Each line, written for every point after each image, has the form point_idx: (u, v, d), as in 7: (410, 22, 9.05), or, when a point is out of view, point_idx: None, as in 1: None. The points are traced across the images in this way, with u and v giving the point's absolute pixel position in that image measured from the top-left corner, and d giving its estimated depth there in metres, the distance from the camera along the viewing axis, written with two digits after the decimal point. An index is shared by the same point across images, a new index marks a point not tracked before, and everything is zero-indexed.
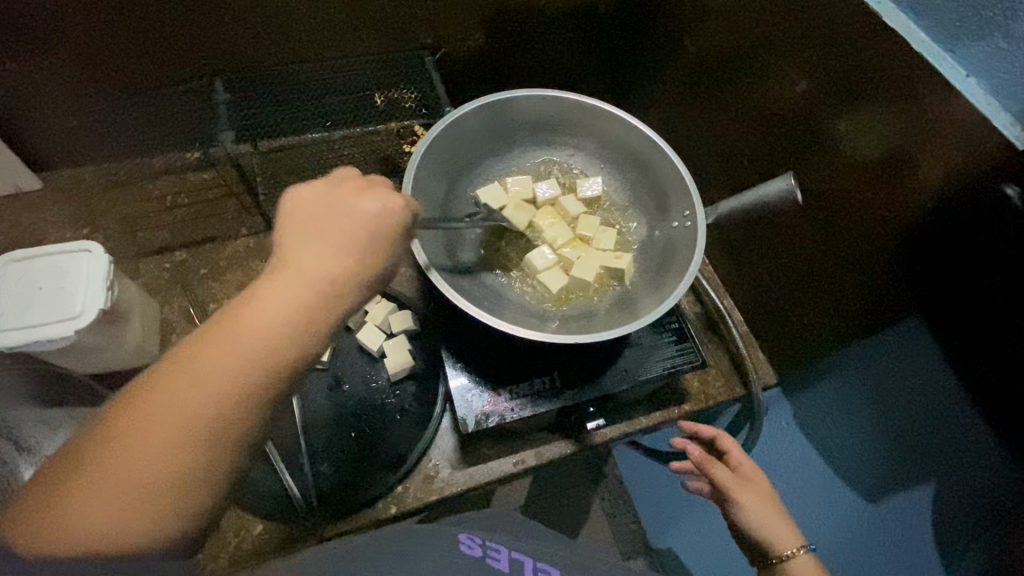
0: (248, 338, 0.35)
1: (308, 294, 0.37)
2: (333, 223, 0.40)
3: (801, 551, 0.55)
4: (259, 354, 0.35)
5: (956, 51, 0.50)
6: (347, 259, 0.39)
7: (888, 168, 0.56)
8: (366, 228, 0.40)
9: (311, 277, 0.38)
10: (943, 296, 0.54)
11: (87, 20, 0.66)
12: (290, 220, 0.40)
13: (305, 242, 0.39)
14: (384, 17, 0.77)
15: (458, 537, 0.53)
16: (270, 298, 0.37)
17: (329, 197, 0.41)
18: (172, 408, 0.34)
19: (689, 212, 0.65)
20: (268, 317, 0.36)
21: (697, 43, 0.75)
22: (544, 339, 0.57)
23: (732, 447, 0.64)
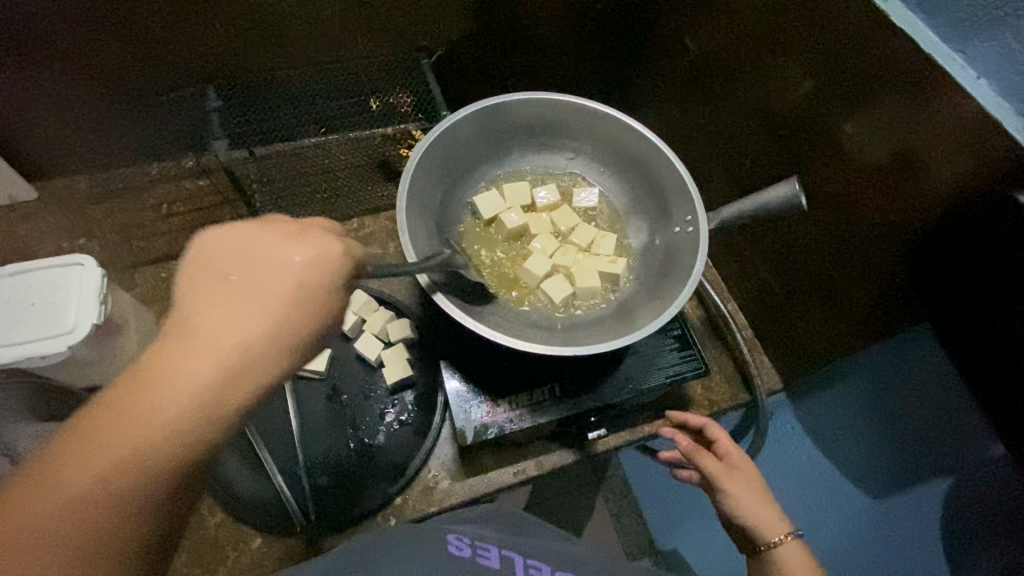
0: (174, 390, 0.31)
1: (239, 341, 0.34)
2: (265, 269, 0.36)
3: (788, 537, 0.53)
4: (188, 406, 0.32)
5: (966, 52, 0.48)
6: (284, 306, 0.35)
7: (896, 172, 0.55)
8: (299, 275, 0.36)
9: (245, 326, 0.34)
10: (952, 305, 0.52)
11: (77, 30, 0.65)
12: (211, 268, 0.36)
13: (223, 289, 0.35)
14: (378, 22, 0.76)
15: (445, 538, 0.46)
16: (197, 348, 0.33)
17: (260, 241, 0.37)
18: (87, 465, 0.29)
19: (691, 217, 0.64)
20: (195, 364, 0.32)
21: (698, 43, 0.73)
22: (545, 350, 0.56)
23: (721, 435, 0.62)
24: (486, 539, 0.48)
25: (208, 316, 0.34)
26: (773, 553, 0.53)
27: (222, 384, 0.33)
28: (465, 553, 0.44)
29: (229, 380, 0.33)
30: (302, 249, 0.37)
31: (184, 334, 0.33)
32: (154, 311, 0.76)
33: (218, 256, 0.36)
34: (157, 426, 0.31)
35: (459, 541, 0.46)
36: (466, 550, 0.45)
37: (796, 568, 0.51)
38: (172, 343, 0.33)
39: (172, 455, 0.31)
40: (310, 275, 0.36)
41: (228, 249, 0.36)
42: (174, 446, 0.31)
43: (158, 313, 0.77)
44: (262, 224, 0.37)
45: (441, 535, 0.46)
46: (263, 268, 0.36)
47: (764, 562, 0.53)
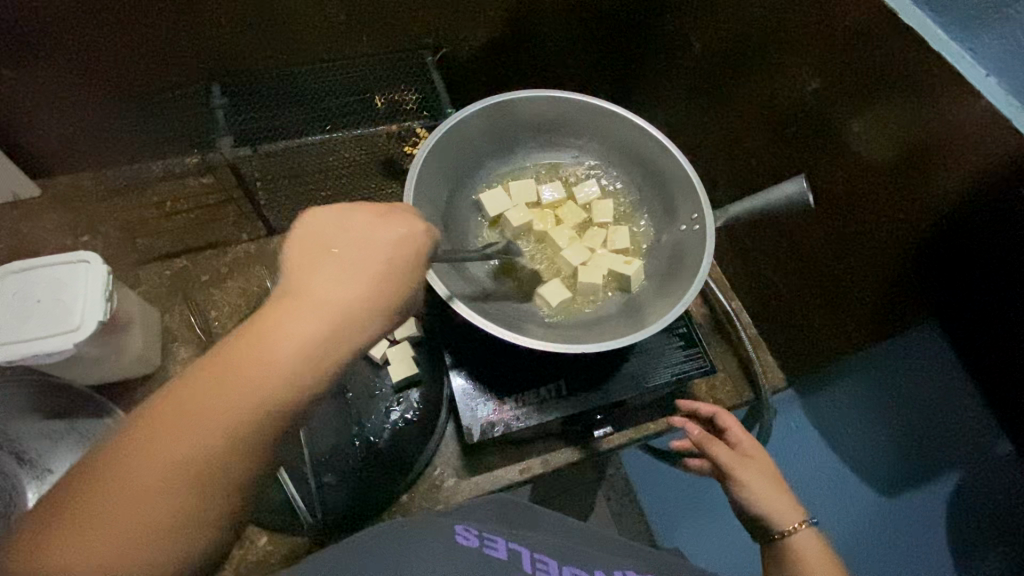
0: (273, 357, 0.33)
1: (334, 312, 0.36)
2: (353, 248, 0.39)
3: (802, 525, 0.53)
4: (286, 372, 0.33)
5: (976, 49, 0.49)
6: (370, 282, 0.38)
7: (903, 170, 0.55)
8: (388, 253, 0.39)
9: (335, 298, 0.36)
10: (960, 303, 0.52)
11: (82, 27, 0.65)
12: (309, 245, 0.39)
13: (317, 263, 0.37)
14: (383, 18, 0.76)
15: (453, 529, 0.45)
16: (292, 318, 0.34)
17: (345, 223, 0.40)
18: (193, 423, 0.31)
19: (698, 214, 0.64)
20: (293, 332, 0.34)
21: (703, 40, 0.73)
22: (552, 347, 0.56)
23: (732, 425, 0.62)
24: (493, 532, 0.48)
25: (306, 288, 0.36)
26: (788, 541, 0.52)
27: (316, 354, 0.34)
28: (473, 543, 0.44)
29: (323, 351, 0.34)
30: (390, 232, 0.40)
31: (282, 305, 0.35)
32: (158, 308, 0.76)
33: (317, 235, 0.39)
34: (256, 390, 0.32)
35: (466, 533, 0.46)
36: (473, 540, 0.44)
37: (812, 557, 0.51)
38: (273, 312, 0.35)
39: (267, 418, 0.32)
40: (395, 254, 0.39)
41: (324, 229, 0.39)
42: (269, 411, 0.32)
43: (162, 310, 0.77)
44: (348, 210, 0.40)
45: (448, 526, 0.46)
46: (351, 247, 0.39)
47: (777, 551, 0.53)
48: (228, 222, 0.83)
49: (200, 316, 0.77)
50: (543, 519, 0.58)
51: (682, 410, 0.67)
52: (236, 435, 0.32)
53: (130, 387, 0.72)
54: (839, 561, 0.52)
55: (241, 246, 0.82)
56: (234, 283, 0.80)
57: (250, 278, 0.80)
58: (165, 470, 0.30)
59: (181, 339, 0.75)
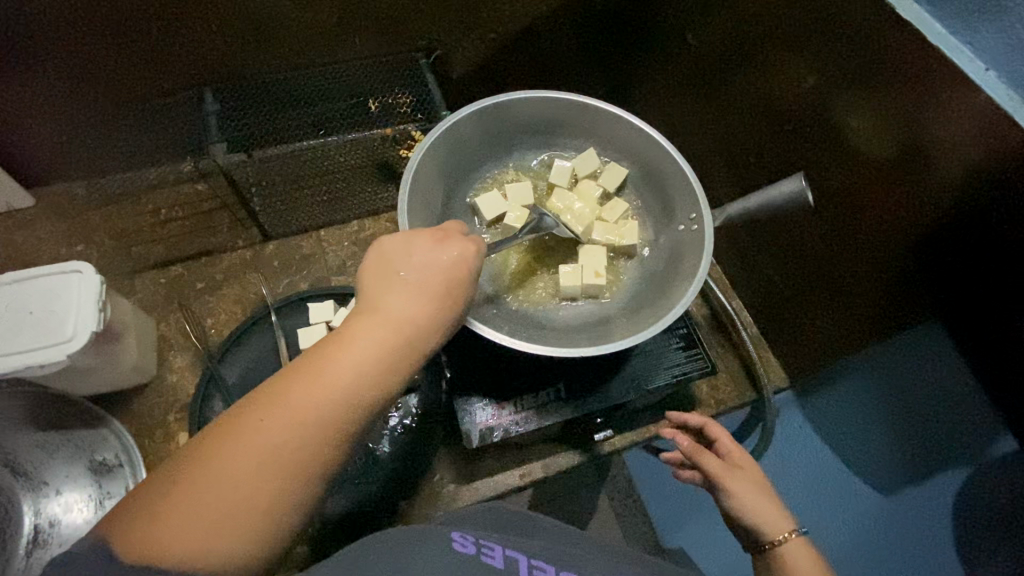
0: (342, 373, 0.36)
1: (399, 329, 0.39)
2: (417, 268, 0.42)
3: (793, 535, 0.52)
4: (355, 389, 0.36)
5: (974, 43, 0.48)
6: (432, 299, 0.41)
7: (902, 166, 0.54)
8: (448, 274, 0.43)
9: (400, 315, 0.40)
10: (963, 301, 0.52)
11: (70, 35, 0.64)
12: (380, 267, 0.42)
13: (386, 281, 0.41)
14: (374, 20, 0.75)
15: (449, 535, 0.44)
16: (363, 333, 0.38)
17: (413, 244, 0.43)
18: (271, 438, 0.33)
19: (696, 215, 0.63)
20: (364, 349, 0.37)
21: (699, 38, 0.72)
22: (551, 352, 0.55)
23: (721, 435, 0.62)
24: (490, 539, 0.47)
25: (376, 305, 0.40)
26: (778, 551, 0.52)
27: (388, 367, 0.37)
28: (470, 551, 0.43)
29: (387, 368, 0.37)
30: (445, 253, 0.43)
31: (352, 324, 0.38)
32: (154, 317, 0.76)
33: (385, 257, 0.43)
34: (326, 404, 0.35)
35: (464, 540, 0.45)
36: (470, 548, 0.43)
37: (800, 567, 0.50)
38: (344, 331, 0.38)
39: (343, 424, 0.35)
40: (452, 276, 0.43)
41: (396, 249, 0.43)
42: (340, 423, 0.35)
43: (158, 319, 0.76)
44: (413, 235, 0.44)
45: (444, 533, 0.45)
46: (417, 265, 0.42)
47: (768, 562, 0.52)
48: (224, 229, 0.83)
49: (195, 324, 0.76)
50: (540, 527, 0.56)
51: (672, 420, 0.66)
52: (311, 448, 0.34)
53: (127, 396, 0.72)
54: (828, 566, 0.51)
55: (237, 253, 0.81)
56: (230, 290, 0.79)
57: (247, 284, 0.80)
58: (246, 481, 0.32)
59: (177, 347, 0.75)
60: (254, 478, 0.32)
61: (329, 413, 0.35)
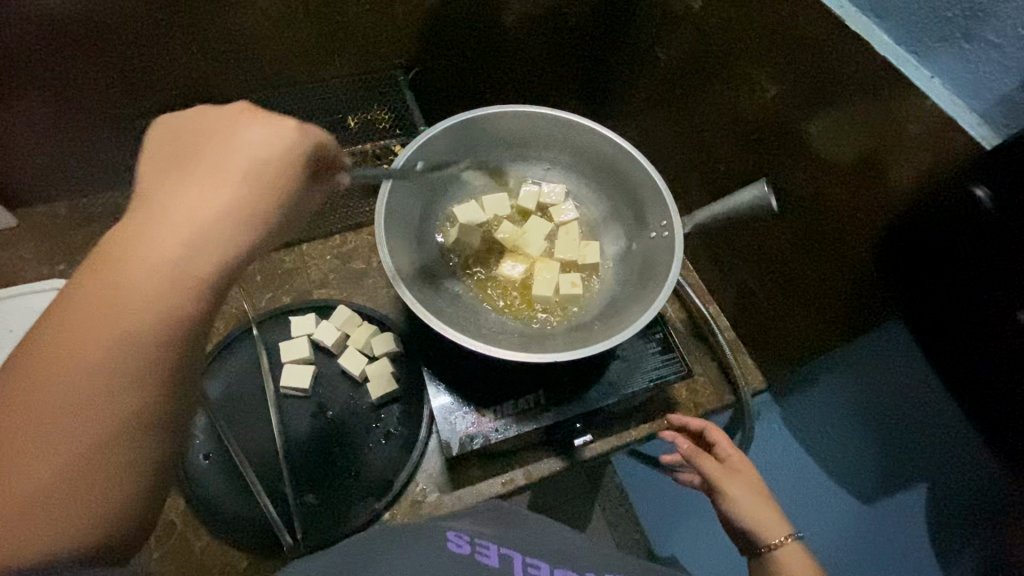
0: (125, 283, 0.29)
1: (203, 215, 0.32)
2: (213, 148, 0.35)
3: (788, 539, 0.53)
4: (154, 290, 0.30)
5: (920, 53, 0.51)
6: (239, 173, 0.34)
7: (861, 171, 0.56)
8: (248, 145, 0.35)
9: (192, 202, 0.33)
10: (920, 300, 0.53)
11: (53, 58, 0.66)
12: (162, 164, 0.35)
13: (170, 174, 0.34)
14: (352, 40, 0.77)
15: (444, 536, 0.45)
16: (144, 231, 0.31)
17: (200, 127, 0.36)
18: (55, 392, 0.27)
19: (666, 222, 0.65)
20: (150, 247, 0.30)
21: (667, 52, 0.75)
22: (526, 358, 0.56)
23: (721, 439, 0.63)
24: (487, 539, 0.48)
25: (156, 192, 0.33)
26: (772, 554, 0.52)
27: (193, 251, 0.31)
28: (465, 551, 0.44)
29: (188, 257, 0.31)
30: (241, 131, 0.36)
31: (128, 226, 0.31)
32: None
33: (173, 152, 0.35)
34: (113, 321, 0.29)
35: (459, 540, 0.45)
36: (464, 548, 0.44)
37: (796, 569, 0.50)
38: (122, 233, 0.31)
39: (137, 349, 0.29)
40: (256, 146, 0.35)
41: (179, 135, 0.36)
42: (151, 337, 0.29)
43: None
44: (208, 112, 0.37)
45: (440, 533, 0.46)
46: (214, 144, 0.35)
47: (762, 565, 0.53)
48: None
49: None
50: (530, 527, 0.57)
51: (673, 425, 0.67)
52: (113, 384, 0.28)
53: None
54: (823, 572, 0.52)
55: None
56: None
57: None
58: (26, 453, 0.26)
59: None
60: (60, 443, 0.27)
61: (118, 334, 0.29)
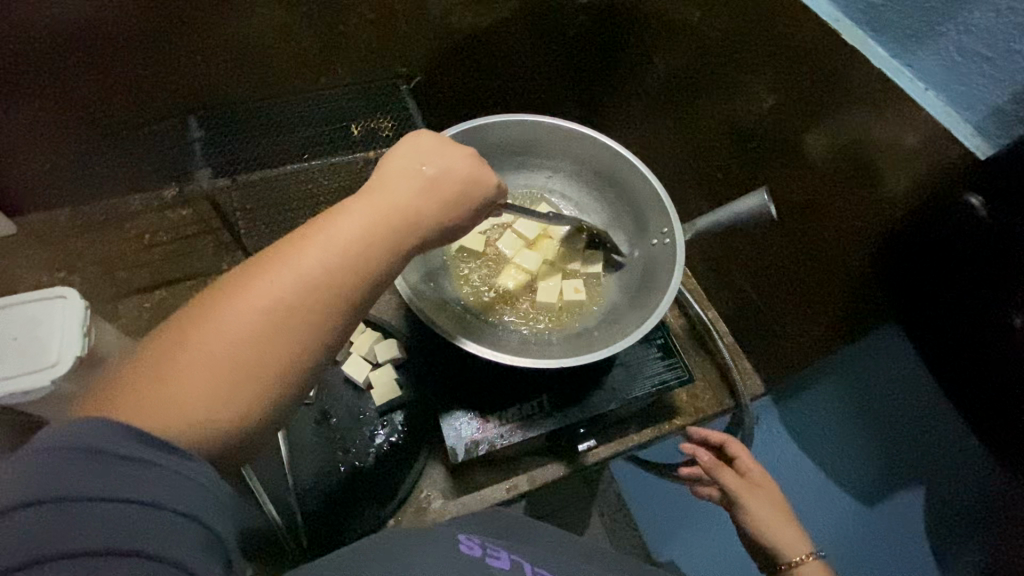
0: (331, 245, 0.35)
1: (399, 216, 0.39)
2: (434, 165, 0.43)
3: (809, 557, 0.55)
4: (348, 259, 0.35)
5: (913, 65, 0.52)
6: (436, 196, 0.41)
7: (856, 179, 0.57)
8: (459, 185, 0.43)
9: (393, 203, 0.39)
10: (915, 305, 0.55)
11: (57, 65, 0.66)
12: (398, 160, 0.42)
13: (401, 172, 0.41)
14: (355, 47, 0.78)
15: (456, 537, 0.44)
16: (361, 207, 0.38)
17: (439, 145, 0.44)
18: (250, 307, 0.32)
19: (667, 229, 0.66)
20: (357, 223, 0.37)
21: (665, 62, 0.76)
22: (531, 364, 0.57)
23: (742, 452, 0.61)
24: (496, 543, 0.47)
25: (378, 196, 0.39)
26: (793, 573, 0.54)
27: (383, 241, 0.37)
28: (476, 553, 0.43)
29: (374, 242, 0.37)
30: (449, 163, 0.43)
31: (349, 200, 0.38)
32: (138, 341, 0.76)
33: (409, 151, 0.43)
34: (310, 268, 0.34)
35: (470, 542, 0.45)
36: (476, 550, 0.43)
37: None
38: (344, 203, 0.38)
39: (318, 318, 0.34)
40: (463, 190, 0.43)
41: (425, 145, 0.44)
42: (328, 295, 0.34)
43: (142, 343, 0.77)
44: (430, 145, 0.44)
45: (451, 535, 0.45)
46: (434, 165, 0.43)
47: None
48: (209, 253, 0.84)
49: None
50: (534, 534, 0.57)
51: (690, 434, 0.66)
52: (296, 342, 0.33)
53: None
54: None
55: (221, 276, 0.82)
56: None
57: None
58: (221, 388, 0.30)
59: None
60: (241, 348, 0.31)
61: (309, 281, 0.34)
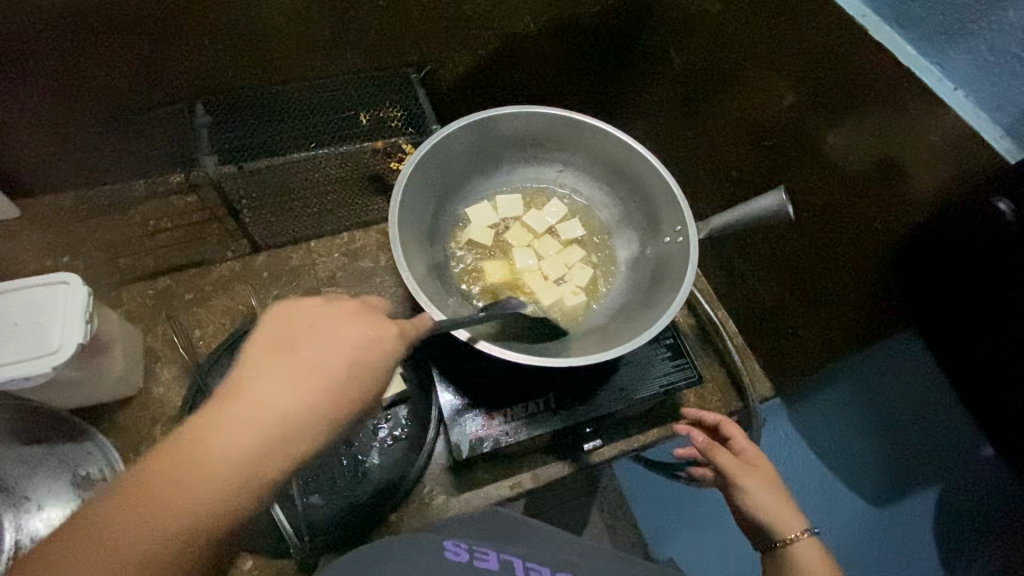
0: (189, 489, 0.30)
1: (259, 446, 0.32)
2: (316, 345, 0.35)
3: (805, 533, 0.53)
4: (206, 512, 0.30)
5: (943, 64, 0.51)
6: (320, 394, 0.34)
7: (878, 181, 0.56)
8: (344, 356, 0.35)
9: (234, 455, 0.31)
10: (932, 311, 0.54)
11: (64, 47, 0.65)
12: (263, 331, 0.35)
13: (259, 382, 0.33)
14: (365, 35, 0.76)
15: (441, 545, 0.44)
16: (227, 439, 0.31)
17: (307, 328, 0.35)
18: None
19: (681, 227, 0.65)
20: (247, 434, 0.32)
21: (682, 56, 0.75)
22: (539, 362, 0.56)
23: (737, 434, 0.62)
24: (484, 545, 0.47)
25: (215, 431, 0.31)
26: (787, 550, 0.52)
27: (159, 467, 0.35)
28: (462, 558, 0.43)
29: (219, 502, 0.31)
30: (355, 329, 0.36)
31: (256, 379, 0.33)
32: (141, 328, 0.75)
33: (294, 326, 0.35)
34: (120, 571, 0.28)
35: (456, 548, 0.45)
36: (463, 555, 0.43)
37: (810, 562, 0.51)
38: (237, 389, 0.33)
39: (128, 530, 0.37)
40: (345, 363, 0.35)
41: (287, 322, 0.35)
42: (183, 557, 0.30)
43: (145, 330, 0.76)
44: (332, 301, 0.37)
45: (436, 542, 0.45)
46: (313, 348, 0.35)
47: (778, 558, 0.53)
48: (214, 240, 0.83)
49: (183, 335, 0.76)
50: (530, 536, 0.56)
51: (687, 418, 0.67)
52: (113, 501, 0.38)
53: (109, 408, 0.71)
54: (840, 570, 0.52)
55: (226, 264, 0.81)
56: (218, 302, 0.79)
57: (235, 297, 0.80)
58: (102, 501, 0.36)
59: (164, 359, 0.75)
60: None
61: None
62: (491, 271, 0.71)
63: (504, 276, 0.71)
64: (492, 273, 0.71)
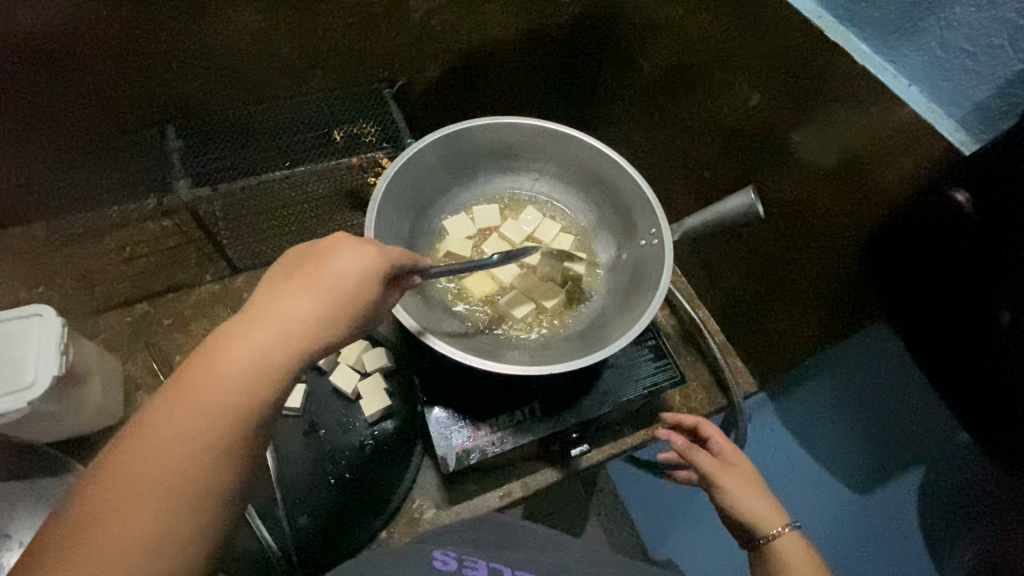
0: (212, 372, 0.32)
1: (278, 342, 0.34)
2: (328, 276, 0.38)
3: (786, 528, 0.53)
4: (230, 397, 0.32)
5: (897, 61, 0.52)
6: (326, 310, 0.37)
7: (842, 175, 0.57)
8: (338, 280, 0.38)
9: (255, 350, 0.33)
10: (901, 304, 0.55)
11: (28, 77, 0.65)
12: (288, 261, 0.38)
13: (285, 303, 0.36)
14: (334, 53, 0.76)
15: (432, 554, 0.45)
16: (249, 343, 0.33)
17: (315, 252, 0.39)
18: None
19: (655, 230, 0.65)
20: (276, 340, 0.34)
21: (650, 59, 0.76)
22: (522, 372, 0.56)
23: (714, 433, 0.62)
24: (476, 554, 0.47)
25: (224, 346, 0.33)
26: (773, 545, 0.52)
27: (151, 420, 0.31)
28: (452, 567, 0.44)
29: (238, 377, 0.32)
30: (353, 258, 0.39)
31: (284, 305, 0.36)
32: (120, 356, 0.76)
33: (323, 263, 0.38)
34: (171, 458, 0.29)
35: (446, 557, 0.45)
36: (452, 565, 0.44)
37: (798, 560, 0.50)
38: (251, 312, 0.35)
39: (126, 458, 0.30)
40: (343, 280, 0.38)
41: (298, 259, 0.39)
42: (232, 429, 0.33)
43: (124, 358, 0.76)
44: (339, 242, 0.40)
45: (426, 552, 0.45)
46: (318, 268, 0.38)
47: (763, 556, 0.52)
48: (192, 263, 0.83)
49: (163, 361, 0.77)
50: (522, 539, 0.55)
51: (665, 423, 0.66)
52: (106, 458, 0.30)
53: (91, 439, 0.70)
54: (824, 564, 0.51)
55: (205, 287, 0.84)
56: (198, 326, 0.81)
57: (215, 320, 0.82)
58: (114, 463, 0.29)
59: (145, 387, 0.75)
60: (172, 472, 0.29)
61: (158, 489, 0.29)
62: (472, 284, 0.72)
63: (489, 288, 0.71)
64: (475, 287, 0.71)
